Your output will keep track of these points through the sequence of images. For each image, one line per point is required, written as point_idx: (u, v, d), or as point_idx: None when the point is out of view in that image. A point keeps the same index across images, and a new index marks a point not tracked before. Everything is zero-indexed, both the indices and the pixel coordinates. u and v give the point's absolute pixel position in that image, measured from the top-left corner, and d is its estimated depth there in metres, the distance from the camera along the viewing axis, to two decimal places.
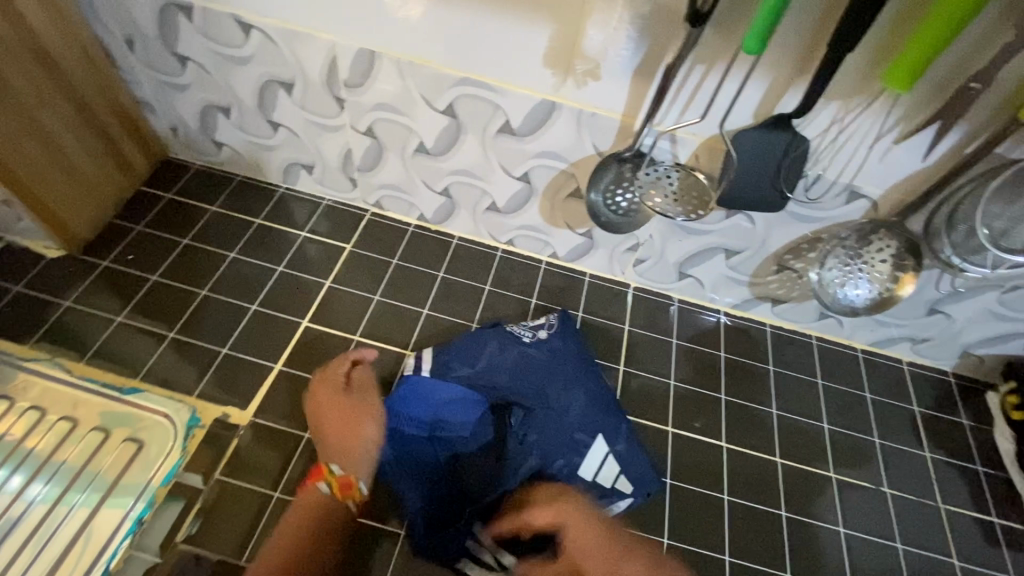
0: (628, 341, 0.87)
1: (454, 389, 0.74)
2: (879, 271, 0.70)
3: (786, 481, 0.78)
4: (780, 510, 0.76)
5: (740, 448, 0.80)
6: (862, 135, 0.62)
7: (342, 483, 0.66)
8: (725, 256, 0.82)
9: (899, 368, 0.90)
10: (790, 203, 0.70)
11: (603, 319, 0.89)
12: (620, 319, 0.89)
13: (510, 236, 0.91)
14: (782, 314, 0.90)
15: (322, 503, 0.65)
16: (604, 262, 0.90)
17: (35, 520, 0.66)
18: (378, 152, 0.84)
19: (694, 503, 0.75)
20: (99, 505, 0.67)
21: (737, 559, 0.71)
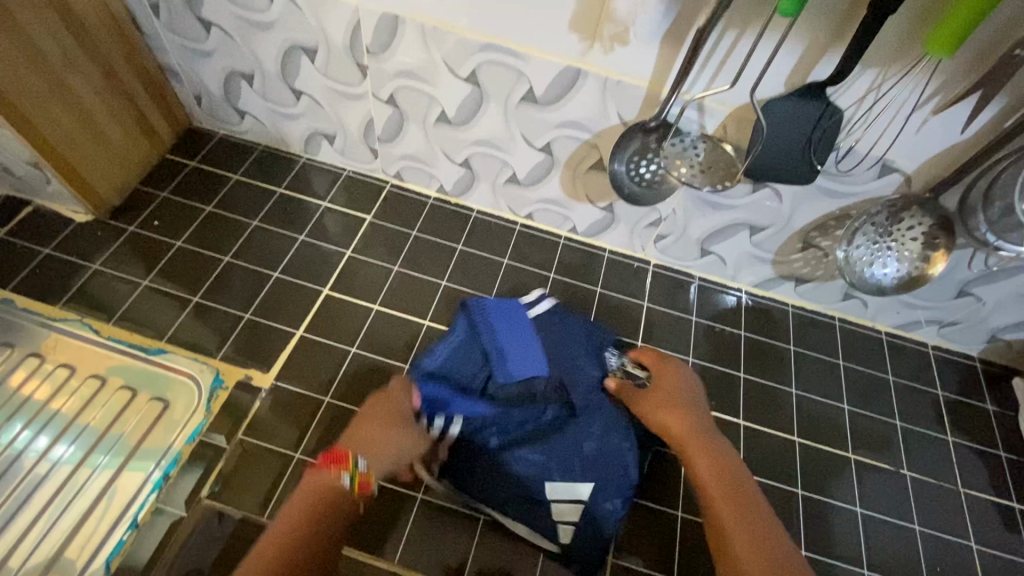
0: (647, 317, 0.87)
1: (528, 344, 0.72)
2: (908, 249, 0.69)
3: (803, 461, 0.78)
4: (796, 489, 0.76)
5: (758, 426, 0.80)
6: (898, 105, 0.60)
7: (340, 461, 0.57)
8: (749, 233, 0.81)
9: (924, 351, 0.88)
10: (820, 176, 0.68)
11: (622, 295, 0.88)
12: (639, 295, 0.89)
13: (530, 209, 0.90)
14: (804, 294, 0.88)
15: (319, 486, 0.55)
16: (624, 238, 0.89)
17: (61, 478, 0.68)
18: (399, 121, 0.83)
19: None
20: (121, 467, 0.68)
21: None
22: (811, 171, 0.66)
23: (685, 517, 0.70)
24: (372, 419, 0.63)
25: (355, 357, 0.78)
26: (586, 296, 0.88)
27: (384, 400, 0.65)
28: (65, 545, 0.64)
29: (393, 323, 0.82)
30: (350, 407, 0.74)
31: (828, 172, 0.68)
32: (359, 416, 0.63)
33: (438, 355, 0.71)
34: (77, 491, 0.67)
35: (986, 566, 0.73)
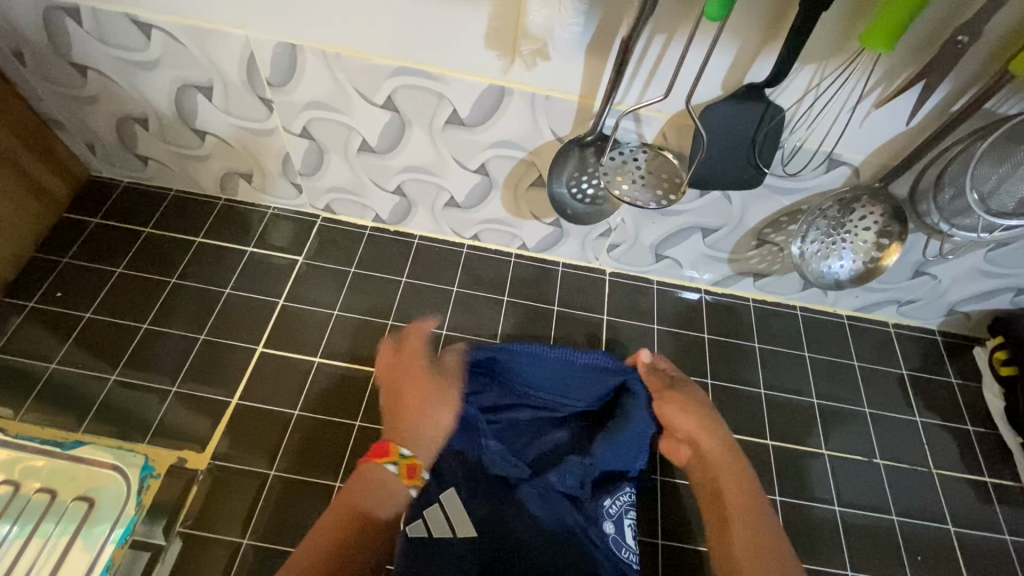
0: (609, 331, 0.83)
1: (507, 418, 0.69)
2: (862, 240, 0.66)
3: (779, 463, 0.76)
4: (774, 494, 0.74)
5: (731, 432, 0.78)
6: (841, 100, 0.57)
7: (410, 472, 0.58)
8: (702, 235, 0.78)
9: (885, 330, 0.88)
10: (768, 177, 0.65)
11: (581, 310, 0.84)
12: (598, 309, 0.85)
13: (475, 230, 0.85)
14: (764, 288, 0.86)
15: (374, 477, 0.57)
16: (577, 250, 0.85)
17: (10, 557, 0.63)
18: (319, 154, 0.76)
19: (689, 496, 0.71)
20: (75, 533, 0.64)
21: None
22: (757, 175, 0.62)
23: (665, 544, 0.68)
24: (426, 410, 0.63)
25: (301, 419, 0.72)
26: (542, 316, 0.83)
27: (426, 388, 0.64)
28: None
29: (338, 375, 0.76)
30: (301, 479, 0.68)
31: (777, 173, 0.65)
32: (417, 420, 0.62)
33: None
34: (30, 567, 0.63)
35: (965, 546, 0.73)
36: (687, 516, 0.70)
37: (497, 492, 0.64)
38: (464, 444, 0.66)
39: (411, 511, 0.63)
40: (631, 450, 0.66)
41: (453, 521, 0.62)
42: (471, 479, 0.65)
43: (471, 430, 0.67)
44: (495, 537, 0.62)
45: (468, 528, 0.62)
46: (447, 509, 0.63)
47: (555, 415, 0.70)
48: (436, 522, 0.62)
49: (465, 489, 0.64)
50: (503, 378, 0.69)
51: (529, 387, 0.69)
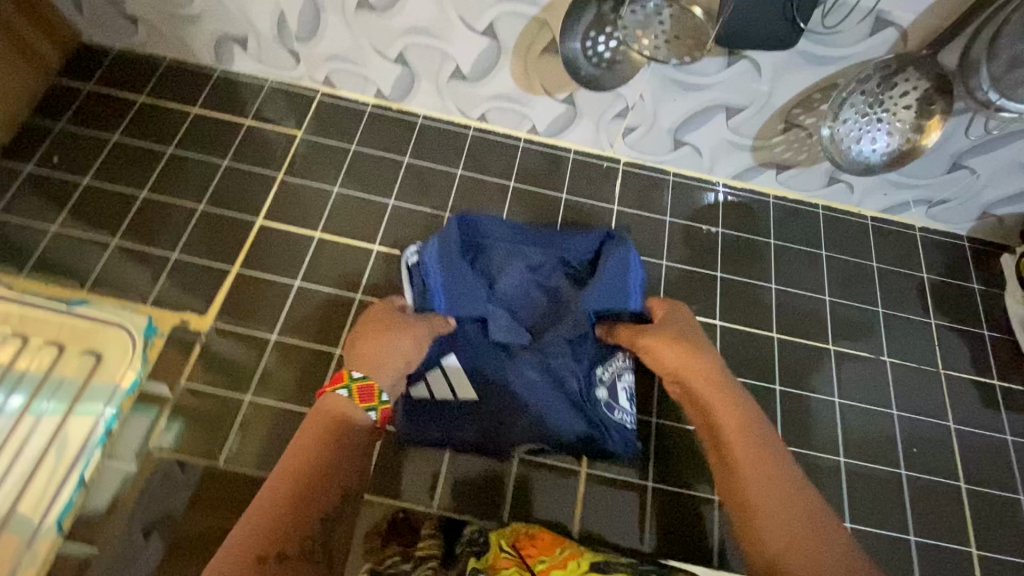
0: (618, 221, 0.80)
1: (502, 288, 0.68)
2: (900, 118, 0.60)
3: (782, 356, 0.75)
4: (773, 384, 0.73)
5: (736, 326, 0.76)
6: None
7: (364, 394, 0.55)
8: (726, 116, 0.72)
9: (911, 234, 0.83)
10: (804, 37, 0.59)
11: (590, 199, 0.81)
12: (609, 199, 0.81)
13: (482, 109, 0.80)
14: (787, 182, 0.81)
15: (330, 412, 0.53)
16: (590, 134, 0.80)
17: (4, 432, 0.62)
18: (315, 13, 0.71)
19: None
20: (67, 413, 0.64)
21: None
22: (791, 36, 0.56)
23: (659, 423, 0.68)
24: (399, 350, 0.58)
25: (301, 290, 0.72)
26: (550, 203, 0.80)
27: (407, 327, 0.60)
28: (16, 506, 0.60)
29: (338, 250, 0.74)
30: (302, 343, 0.69)
31: (813, 31, 0.59)
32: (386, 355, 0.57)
33: (434, 260, 0.64)
34: (24, 441, 0.62)
35: (963, 442, 0.72)
36: None
37: (496, 359, 0.65)
38: (472, 310, 0.64)
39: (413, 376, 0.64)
40: (624, 292, 0.65)
41: (454, 386, 0.64)
42: (473, 348, 0.65)
43: (477, 298, 0.65)
44: (494, 402, 0.64)
45: (467, 391, 0.64)
46: (450, 375, 0.64)
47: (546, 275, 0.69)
48: (436, 384, 0.64)
49: (463, 355, 0.64)
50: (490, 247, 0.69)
51: (516, 250, 0.69)
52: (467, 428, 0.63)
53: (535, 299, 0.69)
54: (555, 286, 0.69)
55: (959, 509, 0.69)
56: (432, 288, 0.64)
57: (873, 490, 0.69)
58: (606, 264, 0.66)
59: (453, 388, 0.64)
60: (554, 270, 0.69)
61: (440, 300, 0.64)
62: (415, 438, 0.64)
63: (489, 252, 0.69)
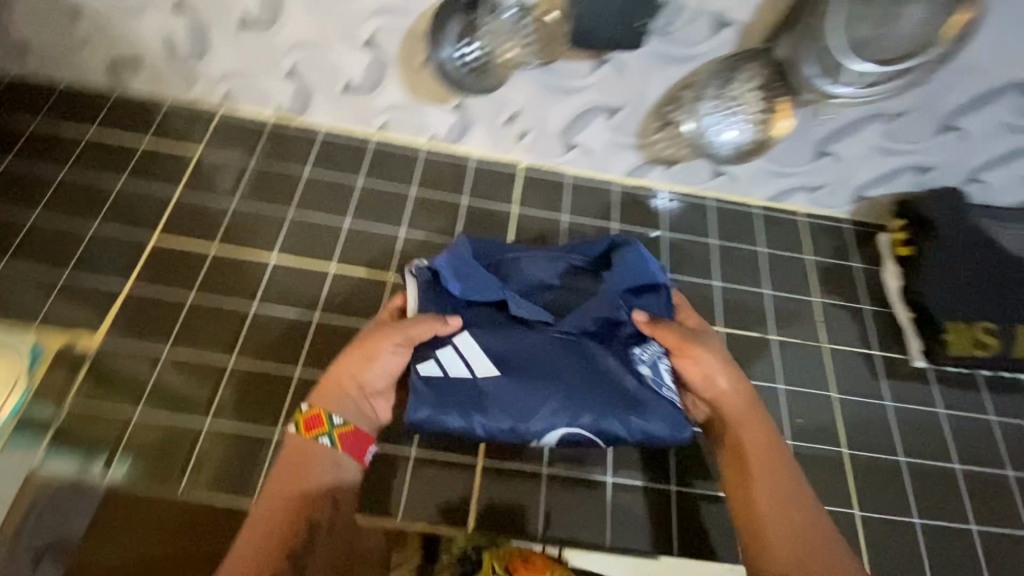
0: (517, 220, 0.82)
1: (519, 275, 0.67)
2: (751, 107, 0.64)
3: None
4: None
5: None
6: None
7: (309, 424, 0.56)
8: (606, 117, 0.76)
9: (796, 221, 0.87)
10: (653, 39, 0.65)
11: (488, 202, 0.83)
12: (507, 201, 0.83)
13: (379, 121, 0.82)
14: (676, 176, 0.85)
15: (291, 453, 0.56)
16: (487, 140, 0.83)
17: None
18: (202, 32, 0.73)
19: None
20: None
21: None
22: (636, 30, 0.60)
23: None
24: (358, 369, 0.59)
25: (195, 303, 0.72)
26: (448, 206, 0.82)
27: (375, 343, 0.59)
28: None
29: (234, 262, 0.75)
30: (196, 355, 0.69)
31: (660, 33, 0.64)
32: (347, 377, 0.59)
33: (447, 264, 0.65)
34: None
35: (848, 413, 0.75)
36: None
37: (518, 335, 0.62)
38: (485, 292, 0.64)
39: (414, 357, 0.60)
40: (642, 273, 0.64)
41: (472, 363, 0.60)
42: (490, 325, 0.63)
43: (491, 282, 0.64)
44: (523, 381, 0.59)
45: (487, 368, 0.60)
46: (462, 352, 0.60)
47: (563, 271, 0.68)
48: (449, 362, 0.60)
49: (482, 334, 0.61)
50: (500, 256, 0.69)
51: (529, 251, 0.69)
52: (494, 411, 0.58)
53: (556, 289, 0.67)
54: (571, 283, 0.68)
55: (842, 474, 0.71)
56: (441, 271, 0.64)
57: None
58: (621, 253, 0.66)
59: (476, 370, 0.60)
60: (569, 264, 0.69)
61: (454, 284, 0.64)
62: (436, 424, 0.58)
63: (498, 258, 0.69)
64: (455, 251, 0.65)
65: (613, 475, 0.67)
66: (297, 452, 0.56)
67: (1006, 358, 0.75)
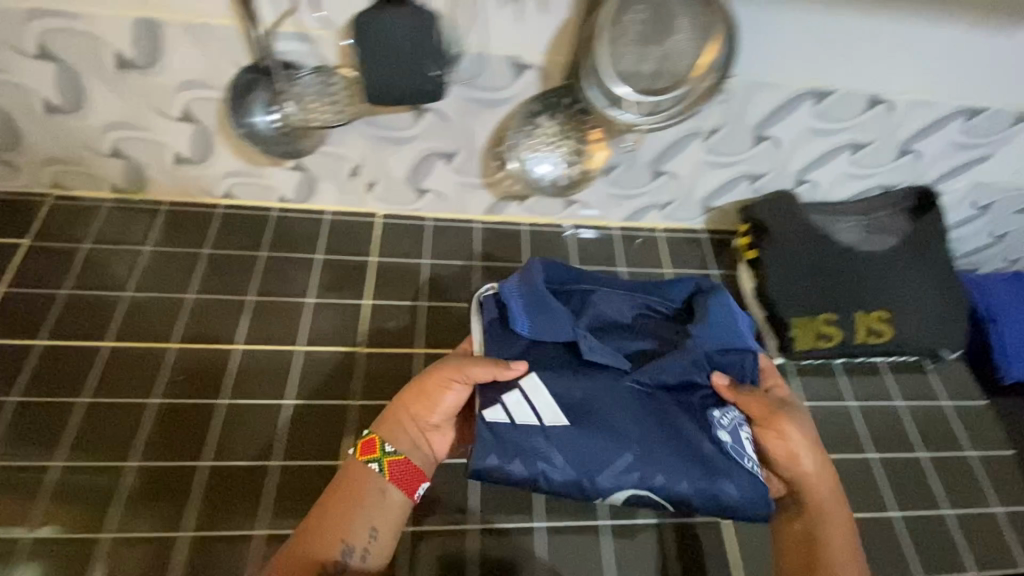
0: (376, 270, 0.81)
1: (586, 314, 0.67)
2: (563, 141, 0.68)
3: None
4: None
5: None
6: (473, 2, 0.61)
7: (365, 448, 0.59)
8: (445, 162, 0.77)
9: (655, 236, 0.90)
10: (455, 86, 0.67)
11: (345, 255, 0.81)
12: (364, 252, 0.82)
13: (222, 188, 0.80)
14: (533, 209, 0.86)
15: (343, 489, 0.57)
16: (337, 195, 0.82)
17: None
18: (10, 122, 0.71)
19: None
20: None
21: None
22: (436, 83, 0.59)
23: None
24: (426, 401, 0.60)
25: (16, 407, 0.65)
26: (302, 265, 0.80)
27: (443, 378, 0.60)
28: None
29: (66, 353, 0.69)
30: (20, 462, 0.62)
31: (461, 80, 0.66)
32: (417, 408, 0.61)
33: (517, 300, 0.66)
34: None
35: None
36: None
37: (590, 384, 0.61)
38: (553, 335, 0.64)
39: (484, 398, 0.59)
40: (733, 334, 0.65)
41: (541, 412, 0.59)
42: (561, 368, 0.62)
43: (562, 323, 0.64)
44: (590, 443, 0.58)
45: (555, 417, 0.59)
46: (530, 400, 0.59)
47: (638, 312, 0.68)
48: (516, 409, 0.59)
49: (549, 379, 0.61)
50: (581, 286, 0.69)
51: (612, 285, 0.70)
52: (556, 473, 0.58)
53: (619, 334, 0.67)
54: (646, 328, 0.68)
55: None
56: (513, 311, 0.65)
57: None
58: (708, 305, 0.66)
59: (580, 422, 0.59)
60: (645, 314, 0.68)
61: (522, 323, 0.65)
62: (496, 478, 0.58)
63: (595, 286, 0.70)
64: (527, 278, 0.66)
65: (485, 517, 0.65)
66: (347, 485, 0.57)
67: (848, 343, 0.78)
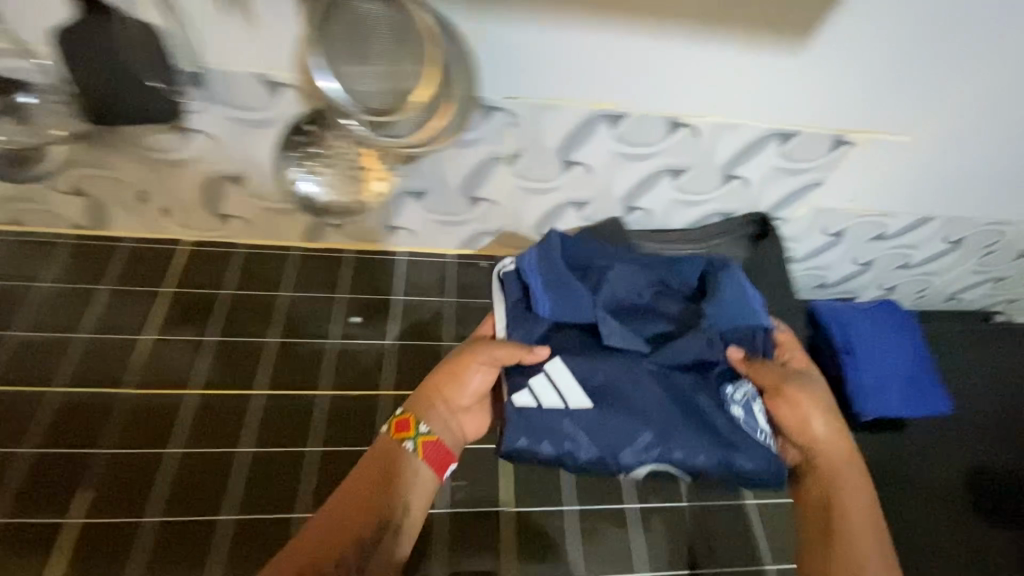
0: (167, 304, 0.76)
1: (581, 295, 0.64)
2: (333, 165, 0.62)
3: (326, 416, 0.70)
4: (306, 446, 0.68)
5: (283, 390, 0.72)
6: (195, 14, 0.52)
7: (399, 426, 0.58)
8: (237, 186, 0.71)
9: (493, 265, 0.85)
10: (210, 104, 0.60)
11: (138, 285, 0.77)
12: (159, 283, 0.77)
13: (6, 214, 0.75)
14: (355, 236, 0.81)
15: (366, 469, 0.56)
16: (135, 221, 0.77)
17: None
18: None
19: (199, 468, 0.65)
20: None
21: (243, 514, 0.63)
22: (158, 93, 0.56)
23: (162, 521, 0.62)
24: (455, 386, 0.61)
25: None
26: (89, 296, 0.75)
27: (472, 359, 0.61)
28: None
29: None
30: None
31: (215, 99, 0.59)
32: (447, 389, 0.61)
33: (537, 275, 0.64)
34: None
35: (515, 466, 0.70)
36: (191, 488, 0.64)
37: (619, 364, 0.61)
38: (580, 314, 0.63)
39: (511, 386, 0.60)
40: (750, 313, 0.65)
41: (563, 392, 0.60)
42: (557, 353, 0.62)
43: (585, 303, 0.63)
44: (623, 417, 0.60)
45: (581, 400, 0.60)
46: (553, 382, 0.60)
47: (651, 288, 0.67)
48: (544, 392, 0.60)
49: (571, 362, 0.61)
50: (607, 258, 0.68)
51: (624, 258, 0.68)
52: (586, 451, 0.60)
53: (646, 310, 0.66)
54: (660, 305, 0.66)
55: (496, 530, 0.66)
56: (533, 288, 0.64)
57: None
58: (722, 285, 0.66)
59: (608, 400, 0.61)
60: (654, 291, 0.67)
61: (544, 305, 0.63)
62: (530, 456, 0.60)
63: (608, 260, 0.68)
64: (546, 248, 0.65)
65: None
66: (387, 457, 0.57)
67: None
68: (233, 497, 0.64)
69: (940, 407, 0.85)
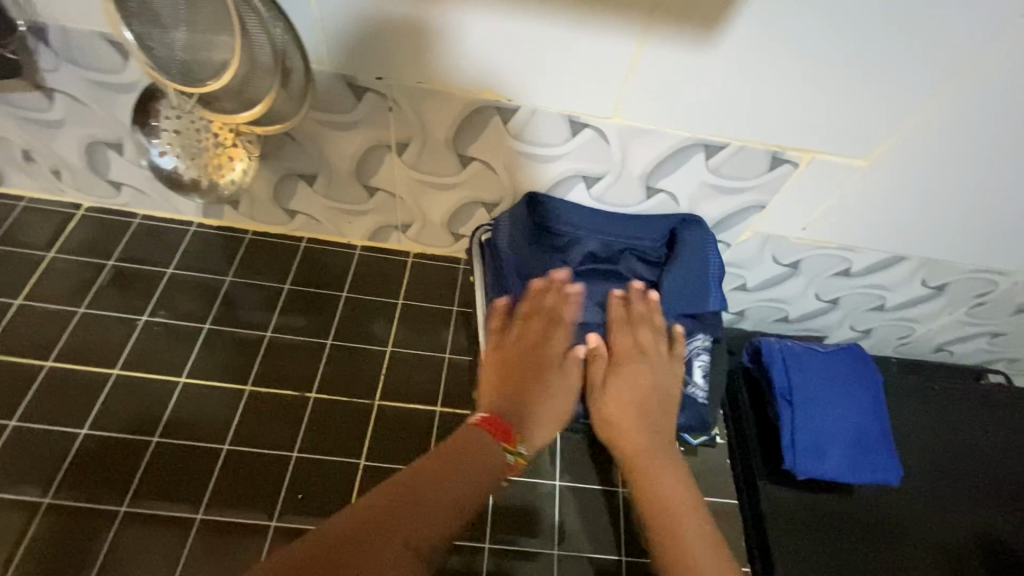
0: (46, 268, 0.74)
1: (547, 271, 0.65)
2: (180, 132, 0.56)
3: (180, 406, 0.66)
4: (152, 436, 0.64)
5: (142, 373, 0.68)
6: None
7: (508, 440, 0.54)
8: (117, 152, 0.68)
9: (401, 262, 0.79)
10: (64, 64, 0.59)
11: (22, 246, 0.74)
12: (45, 245, 0.75)
13: None
14: (253, 217, 0.77)
15: (478, 450, 0.51)
16: (30, 180, 0.75)
17: None
18: None
19: (32, 444, 0.62)
20: None
21: (63, 500, 0.60)
22: None
23: None
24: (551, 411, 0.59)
25: None
26: None
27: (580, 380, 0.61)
28: None
29: None
30: None
31: (66, 58, 0.58)
32: (540, 409, 0.58)
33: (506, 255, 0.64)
34: None
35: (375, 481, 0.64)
36: (19, 463, 0.61)
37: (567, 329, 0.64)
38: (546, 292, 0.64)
39: None
40: (709, 286, 0.64)
41: None
42: None
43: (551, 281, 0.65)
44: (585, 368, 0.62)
45: None
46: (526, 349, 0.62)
47: (616, 255, 0.67)
48: None
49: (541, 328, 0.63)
50: (565, 226, 0.66)
51: (586, 223, 0.66)
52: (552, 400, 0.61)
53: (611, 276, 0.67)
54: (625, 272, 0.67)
55: None
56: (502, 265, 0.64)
57: (225, 549, 0.59)
58: (691, 252, 0.65)
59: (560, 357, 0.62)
60: (627, 255, 0.67)
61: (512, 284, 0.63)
62: None
63: (577, 232, 0.66)
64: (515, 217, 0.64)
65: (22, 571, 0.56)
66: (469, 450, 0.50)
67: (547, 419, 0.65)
68: (57, 480, 0.61)
69: (889, 480, 0.69)
